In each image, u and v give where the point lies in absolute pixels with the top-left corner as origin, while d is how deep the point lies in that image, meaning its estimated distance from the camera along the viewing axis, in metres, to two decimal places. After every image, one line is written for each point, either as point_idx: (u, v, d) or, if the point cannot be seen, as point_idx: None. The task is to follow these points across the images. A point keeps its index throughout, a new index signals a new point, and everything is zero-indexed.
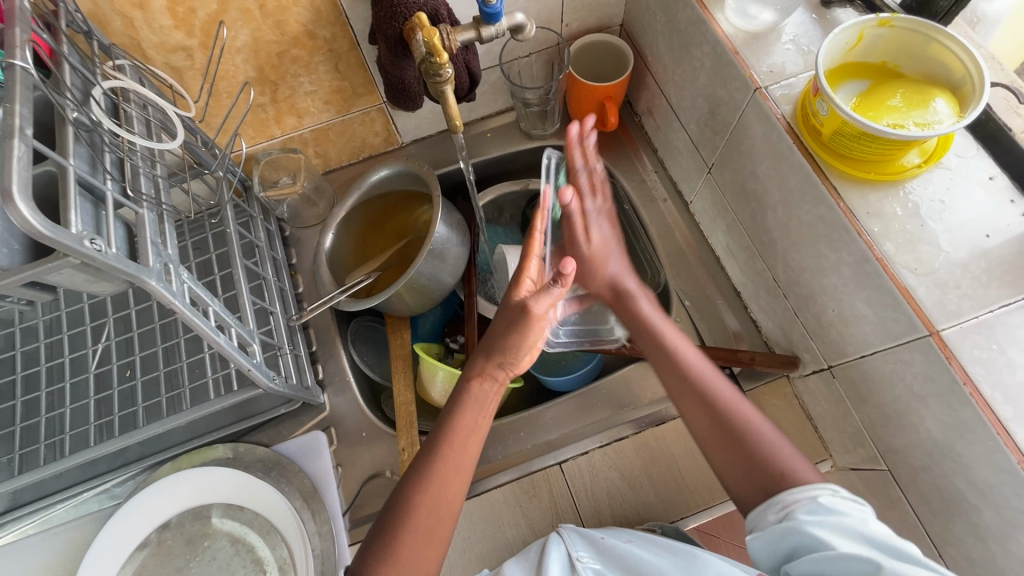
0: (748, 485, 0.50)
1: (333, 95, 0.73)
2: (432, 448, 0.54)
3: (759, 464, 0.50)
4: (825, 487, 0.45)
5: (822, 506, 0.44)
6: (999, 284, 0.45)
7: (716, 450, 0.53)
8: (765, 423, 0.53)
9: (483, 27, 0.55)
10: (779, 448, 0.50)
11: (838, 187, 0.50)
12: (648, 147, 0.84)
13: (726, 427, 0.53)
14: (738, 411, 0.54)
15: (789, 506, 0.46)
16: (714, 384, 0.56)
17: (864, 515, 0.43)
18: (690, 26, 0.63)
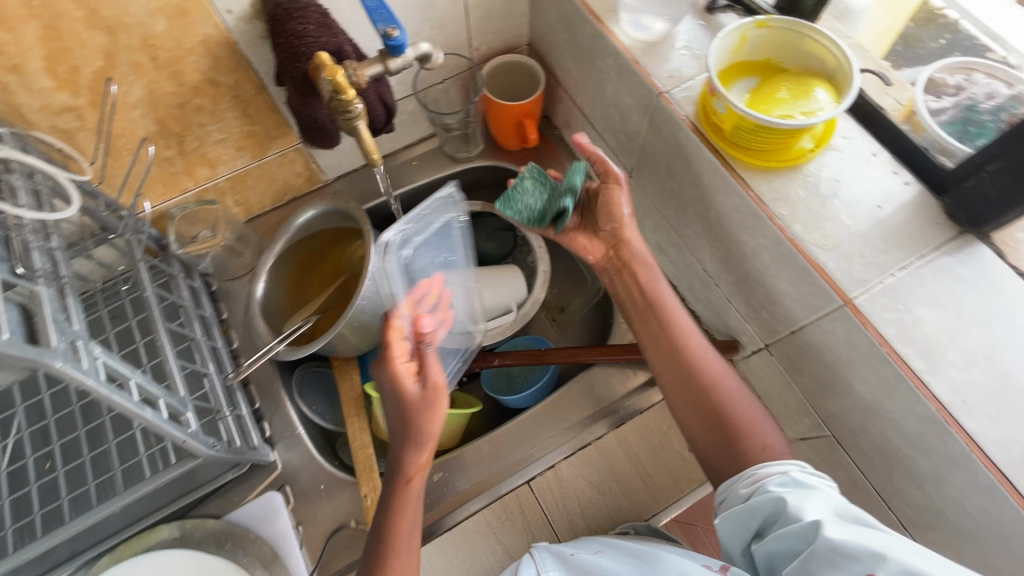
0: (725, 457, 0.54)
1: (245, 140, 0.70)
2: (374, 560, 0.54)
3: (741, 441, 0.54)
4: (796, 465, 0.49)
5: (791, 478, 0.47)
6: (896, 249, 0.50)
7: (695, 417, 0.56)
8: (747, 398, 0.56)
9: (389, 59, 0.55)
10: (758, 423, 0.54)
11: (744, 175, 0.53)
12: (571, 158, 0.87)
13: (713, 407, 0.55)
14: (724, 387, 0.56)
15: (760, 479, 0.49)
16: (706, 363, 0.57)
17: (832, 492, 0.46)
18: (590, 40, 0.66)
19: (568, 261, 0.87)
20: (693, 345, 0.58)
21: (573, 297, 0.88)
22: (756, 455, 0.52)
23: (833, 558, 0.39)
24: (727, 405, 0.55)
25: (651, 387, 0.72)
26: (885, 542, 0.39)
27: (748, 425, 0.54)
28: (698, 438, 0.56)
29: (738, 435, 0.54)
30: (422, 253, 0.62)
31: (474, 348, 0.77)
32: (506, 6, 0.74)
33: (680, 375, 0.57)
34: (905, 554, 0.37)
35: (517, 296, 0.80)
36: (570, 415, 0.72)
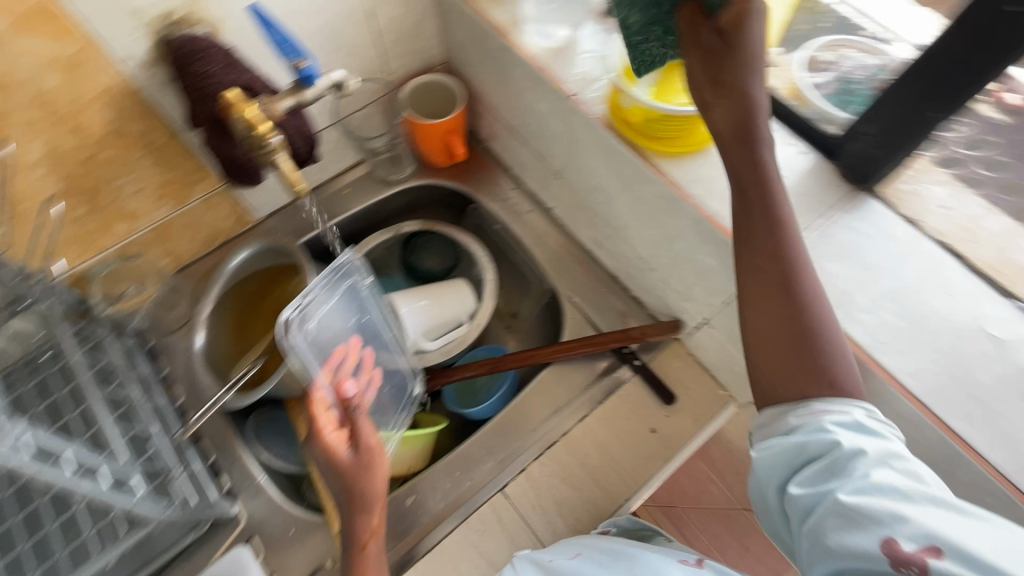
0: (789, 387, 0.44)
1: (163, 189, 0.68)
2: None
3: (813, 370, 0.44)
4: (863, 406, 0.42)
5: (858, 426, 0.42)
6: (800, 213, 0.54)
7: (773, 334, 0.45)
8: (836, 330, 0.45)
9: (302, 90, 0.55)
10: (841, 361, 0.44)
11: (659, 163, 0.57)
12: (501, 168, 0.89)
13: (796, 322, 0.45)
14: (817, 309, 0.45)
15: (819, 413, 0.43)
16: (803, 273, 0.46)
17: (892, 439, 0.42)
18: (500, 53, 0.68)
19: (512, 268, 0.89)
20: (799, 254, 0.46)
21: (522, 302, 0.89)
22: (818, 394, 0.44)
23: (856, 517, 0.39)
24: (811, 326, 0.45)
25: (606, 376, 0.75)
26: (922, 507, 0.38)
27: (828, 354, 0.44)
28: (765, 359, 0.46)
29: (813, 363, 0.44)
30: (328, 321, 0.63)
31: (414, 395, 0.75)
32: (416, 29, 0.76)
33: (769, 279, 0.46)
34: (937, 521, 0.37)
35: (466, 308, 0.81)
36: (534, 417, 0.73)
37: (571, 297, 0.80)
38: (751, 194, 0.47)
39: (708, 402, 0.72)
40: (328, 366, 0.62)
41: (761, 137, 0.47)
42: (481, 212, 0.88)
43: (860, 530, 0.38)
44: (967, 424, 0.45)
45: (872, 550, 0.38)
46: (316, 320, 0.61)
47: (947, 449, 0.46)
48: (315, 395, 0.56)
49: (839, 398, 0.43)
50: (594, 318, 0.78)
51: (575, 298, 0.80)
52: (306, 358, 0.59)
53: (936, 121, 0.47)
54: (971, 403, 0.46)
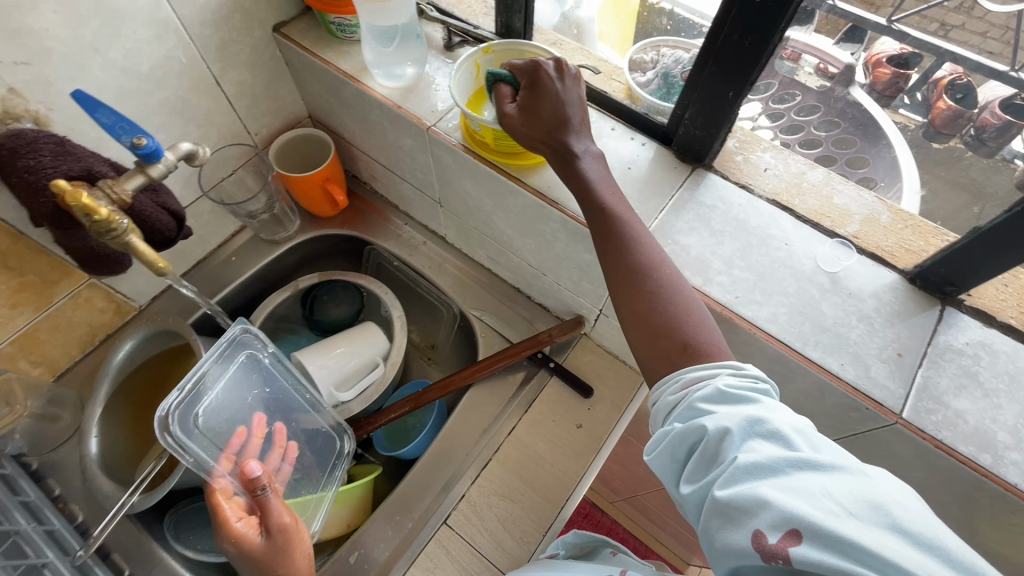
0: (656, 355, 0.44)
1: (18, 295, 0.63)
2: None
3: (665, 329, 0.45)
4: (727, 369, 0.40)
5: (724, 393, 0.39)
6: (652, 197, 0.59)
7: (632, 302, 0.46)
8: (685, 288, 0.47)
9: (149, 167, 0.54)
10: (698, 319, 0.45)
11: (519, 177, 0.60)
12: (389, 207, 0.90)
13: (641, 286, 0.46)
14: (660, 270, 0.47)
15: (688, 387, 0.41)
16: (642, 244, 0.48)
17: (766, 402, 0.38)
18: (356, 98, 0.70)
19: (420, 301, 0.90)
20: (641, 238, 0.49)
21: (436, 332, 0.90)
22: (682, 360, 0.43)
23: (729, 511, 0.35)
24: (657, 287, 0.46)
25: (526, 386, 0.77)
26: (790, 480, 0.34)
27: (672, 305, 0.45)
28: (632, 332, 0.46)
29: (666, 326, 0.45)
30: (220, 404, 0.63)
31: (346, 452, 0.73)
32: (271, 87, 0.76)
33: (613, 258, 0.48)
34: (800, 497, 0.33)
35: (379, 350, 0.81)
36: (464, 441, 0.74)
37: (480, 316, 0.82)
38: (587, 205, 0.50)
39: (623, 387, 0.76)
40: (227, 452, 0.61)
41: (574, 151, 0.51)
42: (378, 252, 0.89)
43: (736, 527, 0.34)
44: (823, 352, 0.51)
45: (745, 547, 0.33)
46: (207, 405, 0.61)
47: (812, 378, 0.51)
48: (216, 490, 0.56)
49: (702, 363, 0.42)
50: (505, 331, 0.81)
51: (483, 316, 0.81)
52: (200, 452, 0.57)
53: (736, 100, 0.53)
54: (822, 333, 0.52)
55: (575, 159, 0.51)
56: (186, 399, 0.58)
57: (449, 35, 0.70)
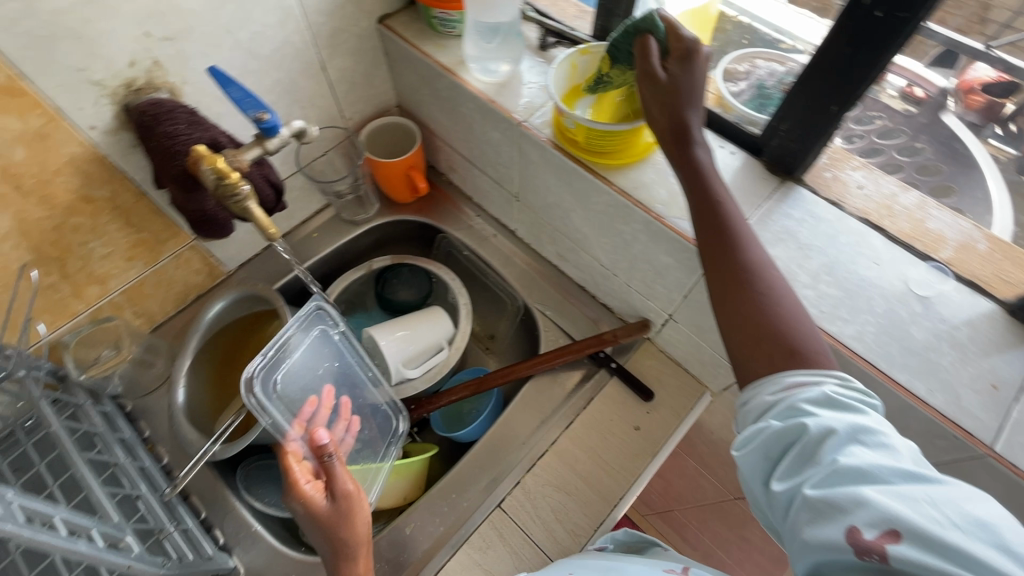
0: (758, 356, 0.46)
1: (134, 249, 0.69)
2: None
3: (772, 333, 0.46)
4: (834, 377, 0.42)
5: (830, 399, 0.41)
6: (739, 205, 0.59)
7: (738, 300, 0.47)
8: (791, 297, 0.48)
9: (266, 140, 0.58)
10: (806, 327, 0.46)
11: (607, 176, 0.62)
12: (463, 198, 0.93)
13: (750, 288, 0.47)
14: (768, 274, 0.48)
15: (790, 390, 0.43)
16: (751, 247, 0.49)
17: (872, 415, 0.40)
18: (450, 90, 0.73)
19: (484, 291, 0.92)
20: (749, 241, 0.50)
21: (497, 323, 0.92)
22: (787, 365, 0.44)
23: (824, 506, 0.37)
24: (765, 291, 0.47)
25: (585, 384, 0.78)
26: (892, 486, 0.36)
27: (780, 311, 0.46)
28: (734, 330, 0.47)
29: (773, 329, 0.46)
30: (298, 370, 0.67)
31: (400, 432, 0.76)
32: (368, 75, 0.80)
33: (720, 256, 0.49)
34: (900, 502, 0.35)
35: (444, 334, 0.83)
36: (521, 430, 0.76)
37: (544, 310, 0.83)
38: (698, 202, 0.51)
39: (683, 394, 0.76)
40: (299, 419, 0.64)
41: (694, 136, 0.52)
42: (449, 241, 0.92)
43: (829, 522, 0.37)
44: (910, 376, 0.50)
45: (837, 541, 0.36)
46: (285, 371, 0.65)
47: (897, 401, 0.50)
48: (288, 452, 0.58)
49: (808, 369, 0.44)
50: (568, 328, 0.82)
51: (547, 311, 0.83)
52: (275, 415, 0.61)
53: (838, 115, 0.53)
54: (910, 356, 0.51)
55: (696, 146, 0.52)
56: (268, 362, 0.62)
57: (543, 35, 0.73)
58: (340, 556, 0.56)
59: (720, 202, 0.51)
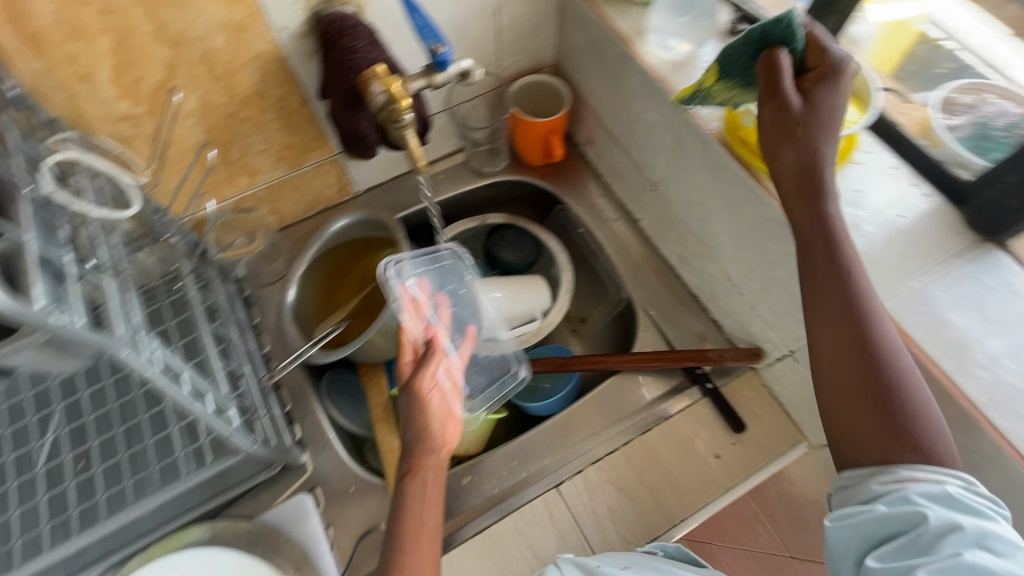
0: (873, 446, 0.42)
1: (285, 151, 0.73)
2: (387, 558, 0.52)
3: (894, 424, 0.42)
4: (961, 479, 0.40)
5: (954, 499, 0.39)
6: (919, 256, 0.52)
7: (851, 385, 0.44)
8: (915, 377, 0.44)
9: (434, 73, 0.58)
10: (931, 420, 0.42)
11: (772, 187, 0.56)
12: (593, 173, 0.90)
13: (869, 371, 0.43)
14: (894, 357, 0.44)
15: (907, 484, 0.40)
16: (875, 321, 0.45)
17: (994, 517, 0.39)
18: (618, 60, 0.69)
19: (589, 273, 0.90)
20: (871, 310, 0.45)
21: (594, 307, 0.90)
22: (904, 456, 0.41)
23: None
24: (885, 373, 0.43)
25: (673, 396, 0.74)
26: None
27: (903, 401, 0.42)
28: (847, 416, 0.44)
29: (896, 421, 0.42)
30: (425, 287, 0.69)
31: (521, 377, 0.73)
32: (535, 29, 0.78)
33: (834, 328, 0.45)
34: None
35: (541, 305, 0.82)
36: (596, 422, 0.73)
37: (648, 310, 0.79)
38: (820, 264, 0.47)
39: (778, 438, 0.70)
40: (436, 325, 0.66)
41: (828, 187, 0.48)
42: (566, 214, 0.90)
43: None
44: None
45: None
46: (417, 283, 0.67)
47: None
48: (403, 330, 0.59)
49: (930, 464, 0.41)
50: (669, 335, 0.78)
51: (651, 311, 0.79)
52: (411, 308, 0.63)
53: None
54: None
55: (828, 199, 0.47)
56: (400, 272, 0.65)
57: (736, 20, 0.67)
58: (411, 446, 0.56)
59: (850, 274, 0.46)
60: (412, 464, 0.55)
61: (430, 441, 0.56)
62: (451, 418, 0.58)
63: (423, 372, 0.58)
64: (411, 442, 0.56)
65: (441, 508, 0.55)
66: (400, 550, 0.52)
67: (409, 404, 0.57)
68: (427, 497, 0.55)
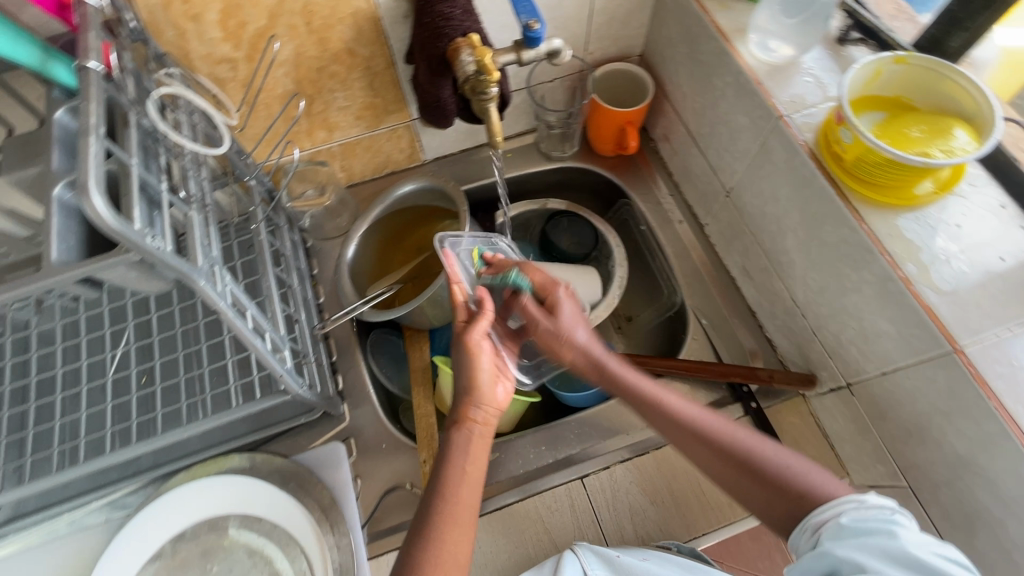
0: (774, 511, 0.48)
1: (364, 111, 0.75)
2: (428, 506, 0.51)
3: (776, 488, 0.47)
4: (849, 503, 0.43)
5: (846, 528, 0.42)
6: (1015, 305, 0.48)
7: (728, 473, 0.50)
8: (754, 434, 0.51)
9: (524, 49, 0.58)
10: (793, 466, 0.48)
11: (860, 210, 0.53)
12: (663, 171, 0.88)
13: (729, 457, 0.50)
14: (734, 433, 0.51)
15: (818, 531, 0.44)
16: (696, 414, 0.53)
17: (899, 529, 0.40)
18: (713, 57, 0.67)
19: (644, 272, 0.88)
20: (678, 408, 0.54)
21: (643, 308, 0.88)
22: (802, 508, 0.46)
23: None
24: (738, 447, 0.50)
25: (713, 409, 0.72)
26: None
27: (764, 465, 0.49)
28: (747, 496, 0.49)
29: (777, 485, 0.47)
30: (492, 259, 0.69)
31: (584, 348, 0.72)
32: (629, 16, 0.75)
33: (692, 444, 0.52)
34: None
35: (590, 297, 0.81)
36: (629, 421, 0.72)
37: (700, 318, 0.77)
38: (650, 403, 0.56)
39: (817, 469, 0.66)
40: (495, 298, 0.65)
41: (580, 340, 0.59)
42: (630, 209, 0.88)
43: None
44: None
45: None
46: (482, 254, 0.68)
47: None
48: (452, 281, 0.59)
49: (822, 505, 0.45)
50: (718, 346, 0.76)
51: (703, 320, 0.77)
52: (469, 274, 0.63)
53: None
54: None
55: (594, 348, 0.59)
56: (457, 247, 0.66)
57: (848, 27, 0.63)
58: (459, 399, 0.57)
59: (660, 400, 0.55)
60: (459, 416, 0.56)
61: (478, 394, 0.57)
62: (500, 376, 0.59)
63: (474, 329, 0.57)
64: (459, 395, 0.57)
65: (482, 465, 0.54)
66: (441, 497, 0.51)
67: (458, 358, 0.58)
68: (470, 450, 0.54)
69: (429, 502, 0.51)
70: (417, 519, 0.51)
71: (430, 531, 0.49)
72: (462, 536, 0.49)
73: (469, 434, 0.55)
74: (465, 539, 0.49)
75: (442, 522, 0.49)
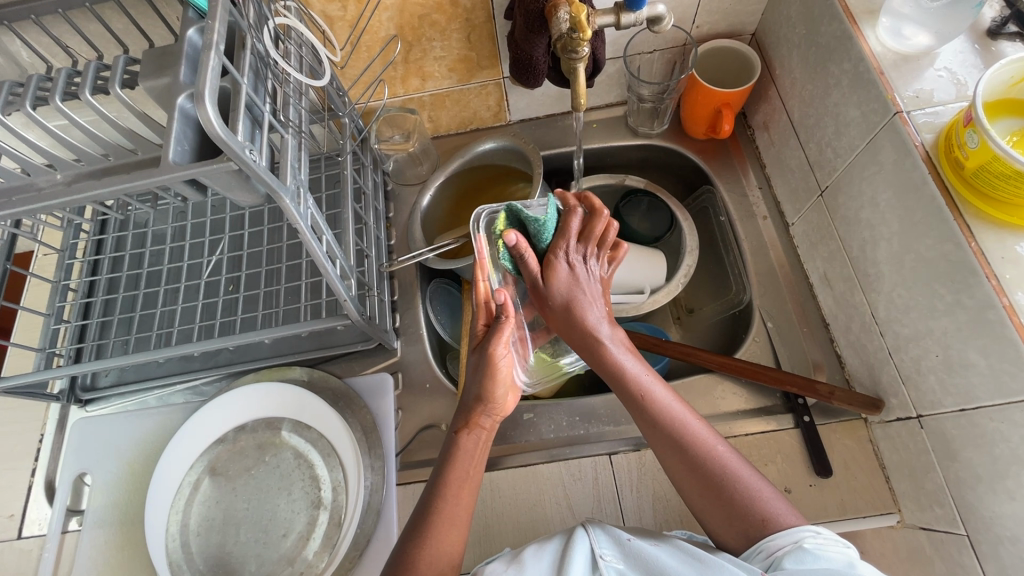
0: (732, 530, 0.50)
1: (458, 63, 0.76)
2: (432, 493, 0.55)
3: (740, 512, 0.50)
4: (810, 532, 0.47)
5: (806, 551, 0.45)
6: None
7: (692, 483, 0.52)
8: (740, 463, 0.53)
9: (624, 13, 0.56)
10: (760, 490, 0.51)
11: (972, 226, 0.48)
12: (755, 162, 0.82)
13: (702, 474, 0.52)
14: (715, 455, 0.52)
15: (775, 554, 0.47)
16: (689, 429, 0.53)
17: (851, 561, 0.44)
18: (833, 41, 0.61)
19: (715, 264, 0.84)
20: (663, 408, 0.54)
21: (707, 302, 0.85)
22: (761, 534, 0.49)
23: None
24: (719, 470, 0.52)
25: (761, 414, 0.68)
26: None
27: (738, 492, 0.51)
28: (706, 511, 0.52)
29: (745, 512, 0.50)
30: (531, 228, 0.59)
31: None
32: None
33: (672, 448, 0.53)
34: None
35: (652, 281, 0.79)
36: None
37: (764, 320, 0.74)
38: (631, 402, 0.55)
39: (864, 498, 0.62)
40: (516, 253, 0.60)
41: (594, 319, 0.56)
42: (711, 196, 0.84)
43: None
44: None
45: None
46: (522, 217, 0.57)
47: None
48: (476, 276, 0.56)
49: (783, 531, 0.48)
50: (779, 352, 0.72)
51: (768, 322, 0.74)
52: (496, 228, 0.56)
53: None
54: None
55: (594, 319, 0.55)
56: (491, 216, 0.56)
57: (1004, 18, 0.55)
58: (469, 405, 0.59)
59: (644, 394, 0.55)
60: (469, 420, 0.58)
61: (492, 404, 0.58)
62: (512, 388, 0.60)
63: (498, 337, 0.55)
64: (470, 401, 0.58)
65: (481, 468, 0.58)
66: (442, 499, 0.54)
67: (481, 362, 0.58)
68: (473, 456, 0.58)
69: (432, 503, 0.54)
70: (417, 512, 0.55)
71: (429, 524, 0.53)
72: (456, 533, 0.53)
73: (476, 438, 0.58)
74: (459, 538, 0.54)
75: (441, 522, 0.53)
